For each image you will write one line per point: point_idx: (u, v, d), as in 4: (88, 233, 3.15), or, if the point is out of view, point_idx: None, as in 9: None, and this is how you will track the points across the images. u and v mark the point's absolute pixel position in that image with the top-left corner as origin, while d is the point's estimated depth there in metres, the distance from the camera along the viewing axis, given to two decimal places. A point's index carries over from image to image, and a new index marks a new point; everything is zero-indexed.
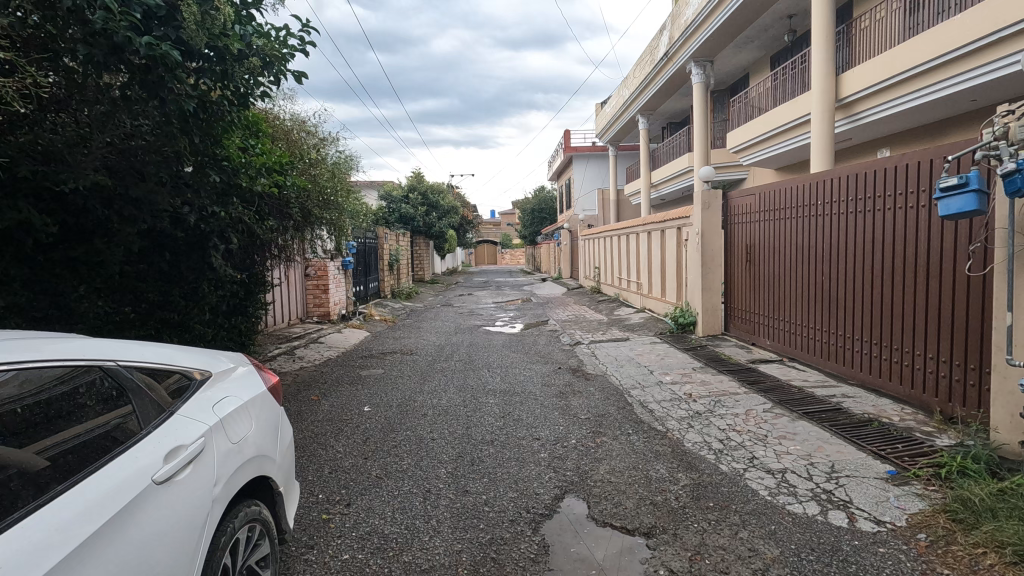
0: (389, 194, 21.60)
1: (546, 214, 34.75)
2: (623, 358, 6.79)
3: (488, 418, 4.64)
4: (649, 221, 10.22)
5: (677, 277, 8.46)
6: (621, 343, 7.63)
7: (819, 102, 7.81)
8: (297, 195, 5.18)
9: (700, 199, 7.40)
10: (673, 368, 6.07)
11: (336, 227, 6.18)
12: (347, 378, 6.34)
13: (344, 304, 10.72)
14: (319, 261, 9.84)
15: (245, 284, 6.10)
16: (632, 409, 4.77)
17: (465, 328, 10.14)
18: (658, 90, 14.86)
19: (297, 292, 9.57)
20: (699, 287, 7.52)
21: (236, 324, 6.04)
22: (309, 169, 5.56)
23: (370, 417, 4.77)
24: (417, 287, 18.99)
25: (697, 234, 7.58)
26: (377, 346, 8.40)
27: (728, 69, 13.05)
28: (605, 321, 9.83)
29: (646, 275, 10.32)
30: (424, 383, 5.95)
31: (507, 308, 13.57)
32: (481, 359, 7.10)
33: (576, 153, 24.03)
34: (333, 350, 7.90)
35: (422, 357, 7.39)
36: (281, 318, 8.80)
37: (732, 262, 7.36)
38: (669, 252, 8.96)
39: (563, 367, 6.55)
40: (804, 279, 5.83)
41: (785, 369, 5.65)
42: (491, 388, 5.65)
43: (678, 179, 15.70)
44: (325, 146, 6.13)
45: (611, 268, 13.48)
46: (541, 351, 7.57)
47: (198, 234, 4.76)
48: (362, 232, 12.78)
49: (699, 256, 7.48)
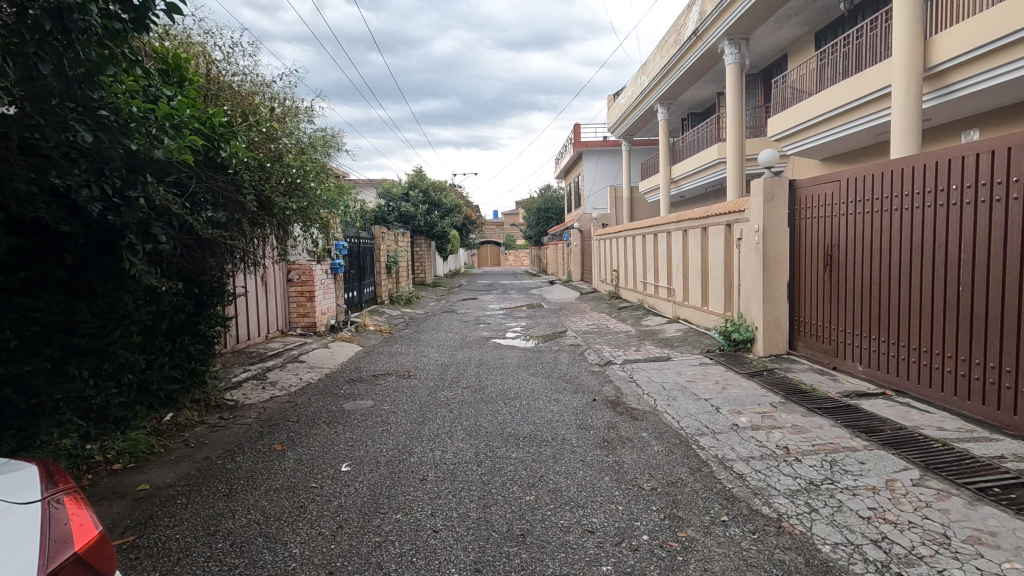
0: (387, 191, 20.26)
1: (552, 213, 33.39)
2: (672, 387, 5.41)
3: (514, 488, 3.30)
4: (682, 217, 8.88)
5: (726, 283, 7.11)
6: (663, 365, 6.26)
7: (901, 72, 6.47)
8: (252, 177, 3.86)
9: (761, 190, 6.06)
10: (745, 403, 4.67)
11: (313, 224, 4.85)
12: (326, 415, 4.99)
13: (333, 312, 9.39)
14: (303, 264, 8.54)
15: (193, 296, 4.75)
16: (713, 472, 3.43)
17: (472, 342, 8.79)
18: (683, 76, 13.51)
19: (276, 300, 8.25)
20: (759, 295, 6.15)
21: (181, 346, 4.70)
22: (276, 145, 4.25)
23: (348, 482, 3.44)
24: (418, 291, 17.63)
25: (755, 232, 6.23)
26: (369, 367, 7.04)
27: (765, 49, 11.72)
28: (634, 334, 8.47)
29: (679, 281, 8.96)
30: (424, 424, 4.61)
31: (517, 316, 12.21)
32: (493, 387, 5.75)
33: (586, 148, 22.66)
34: (313, 373, 6.56)
35: (422, 383, 6.04)
36: (254, 330, 7.50)
37: (799, 266, 6.04)
38: (712, 253, 7.61)
39: (599, 398, 5.21)
40: (916, 289, 4.51)
41: (898, 407, 4.30)
42: (511, 432, 4.31)
43: (703, 174, 14.33)
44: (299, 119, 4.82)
45: (633, 272, 12.11)
46: (567, 375, 6.22)
47: (111, 230, 3.44)
48: (355, 232, 11.45)
49: (759, 258, 6.12)
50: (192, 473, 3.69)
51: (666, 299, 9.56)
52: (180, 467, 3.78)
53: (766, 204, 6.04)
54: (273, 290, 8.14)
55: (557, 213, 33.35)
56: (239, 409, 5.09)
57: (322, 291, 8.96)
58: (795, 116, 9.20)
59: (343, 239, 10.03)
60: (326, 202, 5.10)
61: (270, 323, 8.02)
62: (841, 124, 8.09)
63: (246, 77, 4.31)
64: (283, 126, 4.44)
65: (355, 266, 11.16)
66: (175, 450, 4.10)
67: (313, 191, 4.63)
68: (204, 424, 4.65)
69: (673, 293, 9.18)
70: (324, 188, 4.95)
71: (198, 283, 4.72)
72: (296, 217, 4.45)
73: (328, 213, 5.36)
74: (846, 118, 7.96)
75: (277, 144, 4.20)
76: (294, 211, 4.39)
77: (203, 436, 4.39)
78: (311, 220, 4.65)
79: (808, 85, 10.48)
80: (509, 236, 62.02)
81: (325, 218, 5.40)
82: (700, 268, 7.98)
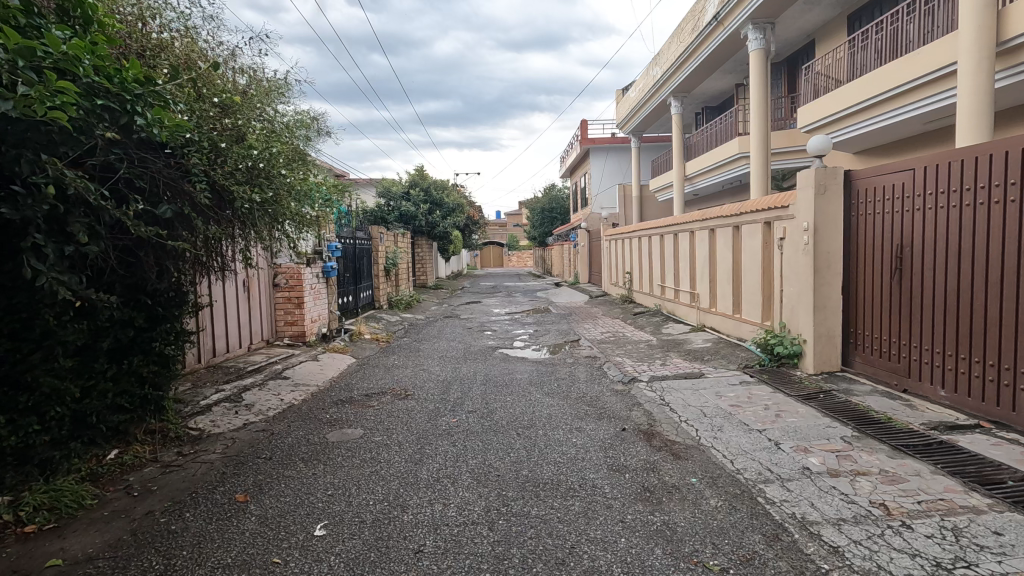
0: (387, 190, 19.44)
1: (556, 213, 32.58)
2: (714, 413, 4.59)
3: (540, 567, 2.50)
4: (708, 215, 8.05)
5: (763, 289, 6.32)
6: (698, 384, 5.44)
7: (969, 48, 5.64)
8: (203, 161, 3.06)
9: (812, 181, 5.24)
10: (810, 437, 3.85)
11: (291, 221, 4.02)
12: (306, 449, 4.19)
13: (325, 320, 8.60)
14: (290, 267, 7.78)
15: (144, 307, 3.94)
16: (797, 543, 2.62)
17: (477, 352, 7.98)
18: (701, 65, 12.69)
19: (260, 307, 7.47)
20: (808, 303, 5.32)
21: (131, 368, 3.90)
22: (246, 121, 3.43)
23: (320, 556, 2.64)
24: (419, 294, 16.83)
25: (803, 230, 5.40)
26: (361, 384, 6.23)
27: (792, 34, 10.88)
28: (656, 345, 7.65)
29: (704, 285, 8.16)
30: (421, 464, 3.80)
31: (525, 322, 11.38)
32: (502, 412, 4.94)
33: (593, 145, 21.83)
34: (298, 392, 5.78)
35: (420, 407, 5.23)
36: (233, 341, 6.72)
37: (854, 269, 5.21)
38: (746, 255, 6.81)
39: (630, 428, 4.41)
40: (1018, 296, 3.66)
41: (1006, 446, 3.48)
42: (528, 477, 3.51)
43: (721, 171, 13.52)
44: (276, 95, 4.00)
45: (648, 275, 11.30)
46: (587, 396, 5.41)
47: (13, 226, 2.66)
48: (350, 232, 10.65)
49: (809, 260, 5.29)
50: (125, 538, 2.89)
51: (689, 305, 8.76)
52: (111, 529, 2.97)
53: (817, 197, 5.22)
54: (257, 295, 7.37)
55: (562, 214, 32.50)
56: (203, 442, 4.29)
57: (313, 297, 8.18)
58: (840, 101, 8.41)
59: (336, 239, 9.24)
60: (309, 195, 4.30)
61: (253, 333, 7.25)
62: (904, 104, 7.22)
63: (206, 40, 3.52)
64: (252, 100, 3.60)
65: (350, 269, 10.36)
66: (112, 501, 3.30)
67: (291, 180, 3.80)
68: (156, 463, 3.85)
69: (697, 299, 8.38)
70: (304, 179, 4.12)
71: (149, 292, 3.92)
72: (270, 211, 3.61)
73: (311, 209, 4.56)
74: (910, 98, 7.11)
75: (240, 118, 3.35)
76: (266, 204, 3.55)
77: (150, 481, 3.59)
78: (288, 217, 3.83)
79: (840, 73, 9.64)
80: (511, 237, 61.20)
81: (306, 216, 4.59)
82: (731, 272, 7.19)
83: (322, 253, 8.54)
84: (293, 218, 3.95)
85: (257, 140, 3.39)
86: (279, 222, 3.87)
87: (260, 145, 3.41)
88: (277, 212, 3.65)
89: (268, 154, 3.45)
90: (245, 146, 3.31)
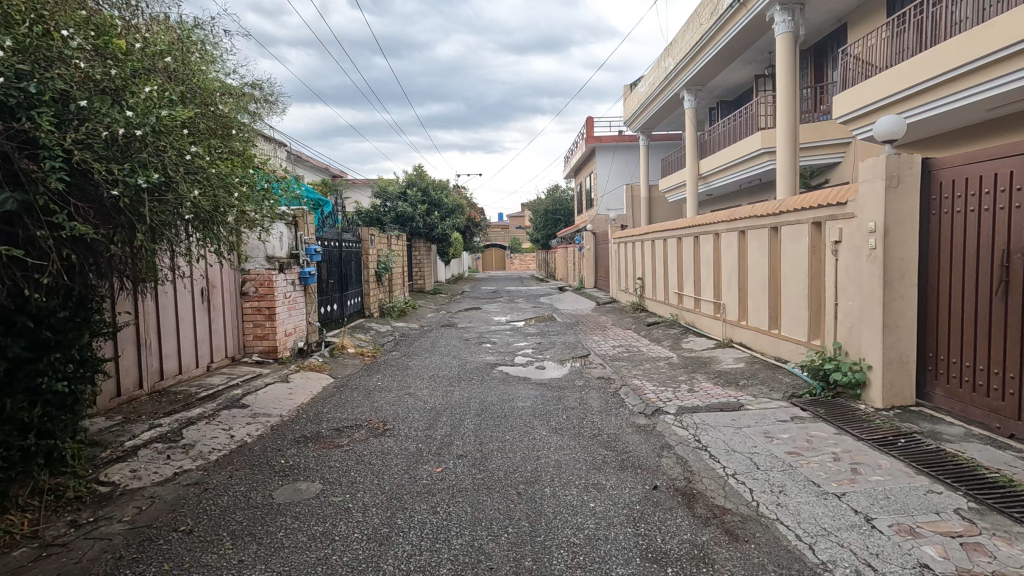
0: (383, 190, 18.54)
1: (560, 215, 31.60)
2: (769, 465, 3.60)
3: None
4: (736, 214, 7.05)
5: (809, 302, 5.34)
6: (740, 419, 4.45)
7: None
8: (43, 119, 2.08)
9: (881, 172, 4.26)
10: (913, 511, 2.86)
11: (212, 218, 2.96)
12: (241, 517, 3.19)
13: (303, 332, 7.63)
14: (260, 272, 6.82)
15: (22, 332, 3.00)
16: None
17: (473, 371, 7.01)
18: (719, 52, 11.72)
19: (223, 319, 6.52)
20: (876, 322, 4.33)
21: (3, 414, 2.93)
22: (137, 90, 2.45)
23: None
24: (415, 300, 15.86)
25: (869, 233, 4.41)
26: (333, 414, 5.24)
27: (823, 16, 9.89)
28: (678, 364, 6.65)
29: (731, 295, 7.18)
30: (389, 545, 2.81)
31: (527, 332, 10.39)
32: (499, 459, 3.95)
33: (599, 143, 20.83)
34: (254, 426, 4.80)
35: (398, 449, 4.24)
36: (184, 360, 5.78)
37: (936, 281, 4.19)
38: (784, 261, 5.83)
39: (663, 487, 3.42)
40: None
41: None
42: (531, 573, 2.53)
43: (739, 169, 12.52)
44: (198, 60, 3.06)
45: (662, 282, 10.32)
46: (604, 434, 4.43)
47: None
48: (336, 234, 9.68)
49: (878, 269, 4.30)
50: None
51: (712, 317, 7.76)
52: None
53: (888, 192, 4.23)
54: (219, 306, 6.42)
55: (566, 215, 31.55)
56: (112, 503, 3.32)
57: (288, 308, 7.22)
58: (907, 79, 7.33)
59: (316, 241, 8.28)
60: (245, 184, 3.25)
61: (213, 350, 6.31)
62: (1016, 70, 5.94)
63: None
64: (140, 57, 2.61)
65: (335, 274, 9.41)
66: None
67: (208, 165, 2.74)
68: (34, 543, 2.87)
69: (723, 311, 7.38)
70: (228, 163, 3.10)
71: (30, 311, 2.96)
72: (167, 206, 2.55)
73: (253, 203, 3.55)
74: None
75: (106, 71, 2.34)
76: (160, 194, 2.49)
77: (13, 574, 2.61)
78: (209, 213, 2.77)
79: (877, 59, 8.63)
80: (514, 239, 60.22)
81: (247, 213, 3.60)
82: (766, 281, 6.20)
83: (299, 256, 7.58)
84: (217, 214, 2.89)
85: (136, 106, 2.34)
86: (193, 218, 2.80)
87: (139, 113, 2.34)
88: (184, 206, 2.58)
89: (152, 122, 2.38)
90: (110, 107, 2.26)
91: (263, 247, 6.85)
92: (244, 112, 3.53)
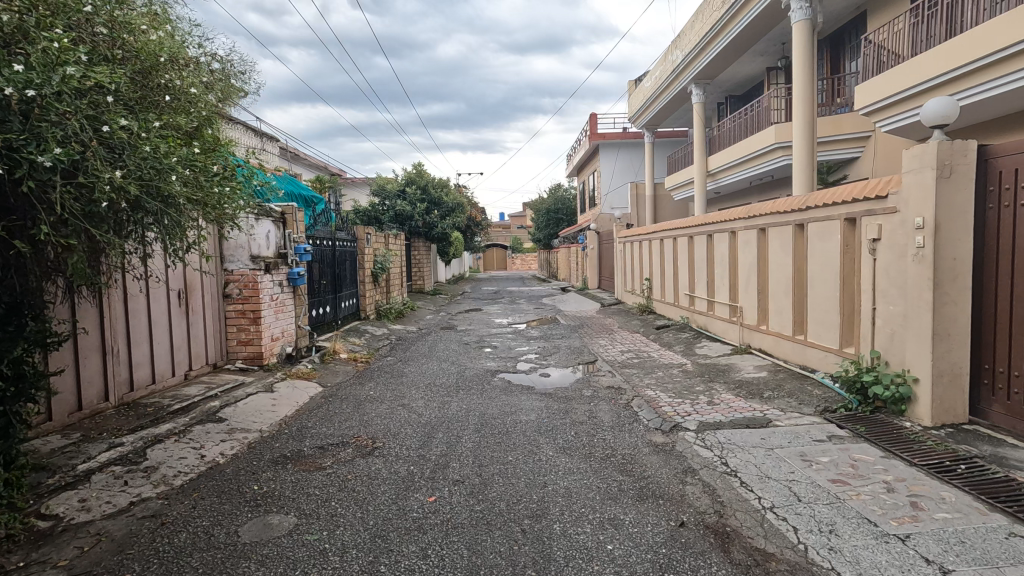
0: (381, 188, 18.08)
1: (563, 215, 31.11)
2: (811, 495, 3.13)
3: None
4: (754, 210, 6.59)
5: (841, 305, 4.86)
6: (771, 439, 3.97)
7: None
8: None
9: (931, 161, 3.77)
10: (997, 562, 2.38)
11: (151, 206, 2.78)
12: (198, 561, 2.71)
13: (291, 337, 7.16)
14: (244, 273, 6.37)
15: None
16: None
17: (473, 379, 6.54)
18: (730, 43, 11.23)
19: (204, 324, 6.06)
20: (924, 330, 3.86)
21: None
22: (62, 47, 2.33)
23: None
24: (414, 302, 15.39)
25: (915, 229, 3.94)
26: (317, 429, 4.77)
27: (842, 3, 9.41)
28: (693, 372, 6.16)
29: (749, 297, 6.70)
30: None
31: (530, 336, 9.91)
32: (500, 486, 3.47)
33: (603, 140, 20.32)
34: (230, 443, 4.33)
35: (385, 472, 3.77)
36: (158, 368, 5.31)
37: (994, 284, 3.71)
38: (811, 261, 5.36)
39: (690, 522, 2.95)
40: None
41: None
42: None
43: (749, 165, 12.05)
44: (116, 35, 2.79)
45: (671, 283, 9.85)
46: (618, 455, 3.96)
47: None
48: (329, 233, 9.21)
49: (927, 270, 3.82)
50: None
51: (727, 320, 7.29)
52: None
53: (939, 183, 3.75)
54: (199, 310, 5.97)
55: (568, 215, 31.06)
56: (51, 542, 2.86)
57: (275, 313, 6.77)
58: (953, 59, 6.77)
59: (306, 240, 7.82)
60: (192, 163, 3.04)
61: (193, 356, 5.85)
62: None
63: None
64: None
65: (327, 275, 8.94)
66: None
67: (138, 139, 2.59)
68: None
69: (739, 314, 6.91)
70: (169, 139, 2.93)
71: None
72: (85, 191, 2.41)
73: (208, 188, 3.19)
74: None
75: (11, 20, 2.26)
76: (76, 176, 2.36)
77: None
78: (145, 200, 2.66)
79: (900, 47, 8.14)
80: (516, 239, 59.72)
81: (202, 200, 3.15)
82: (790, 283, 5.72)
83: (290, 257, 7.16)
84: (155, 198, 2.73)
85: (32, 62, 2.17)
86: (126, 204, 2.66)
87: (41, 70, 2.19)
88: (109, 187, 2.42)
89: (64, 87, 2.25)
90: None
91: (247, 245, 6.38)
92: (188, 85, 3.23)
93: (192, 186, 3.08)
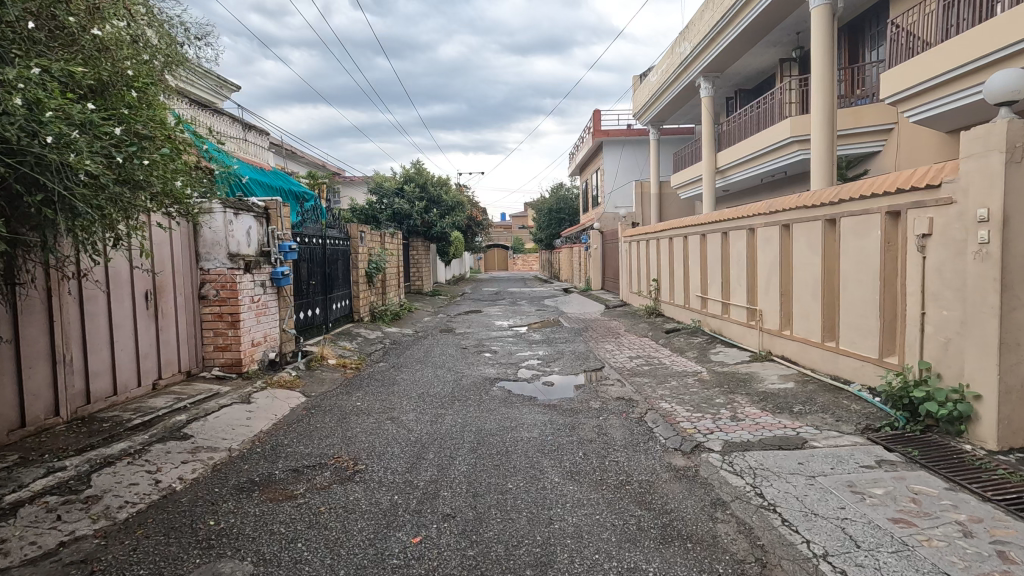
0: (379, 186, 17.60)
1: (565, 214, 30.58)
2: (869, 540, 2.61)
3: None
4: (776, 205, 6.05)
5: (882, 309, 4.33)
6: (811, 464, 3.45)
7: None
8: None
9: (1000, 142, 3.24)
10: None
11: (46, 188, 2.27)
12: None
13: (275, 342, 6.65)
14: (220, 272, 5.86)
15: None
16: None
17: (469, 389, 6.02)
18: (742, 32, 10.71)
19: (176, 329, 5.55)
20: (990, 340, 3.33)
21: None
22: None
23: None
24: (412, 303, 14.88)
25: (977, 222, 3.40)
26: (293, 448, 4.25)
27: None
28: (711, 382, 5.63)
29: (770, 300, 6.17)
30: None
31: (531, 339, 9.38)
32: (497, 524, 2.94)
33: (607, 137, 19.80)
34: (192, 466, 3.80)
35: (364, 504, 3.24)
36: (120, 378, 4.79)
37: None
38: (845, 259, 4.82)
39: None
40: None
41: None
42: None
43: (761, 161, 11.52)
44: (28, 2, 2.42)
45: (680, 284, 9.31)
46: (634, 481, 3.45)
47: None
48: (318, 230, 8.70)
49: (995, 270, 3.29)
50: None
51: (745, 325, 6.75)
52: None
53: (1008, 168, 3.23)
54: (170, 312, 5.46)
55: (570, 215, 30.54)
56: None
57: (256, 316, 6.26)
58: (998, 39, 6.10)
59: (292, 238, 7.31)
60: (113, 135, 2.52)
61: (162, 364, 5.33)
62: None
63: None
64: None
65: (317, 275, 8.43)
66: None
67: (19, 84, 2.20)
68: None
69: (759, 318, 6.37)
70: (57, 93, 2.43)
71: None
72: None
73: (138, 167, 2.69)
74: None
75: None
76: None
77: None
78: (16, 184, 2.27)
79: (925, 32, 7.60)
80: (517, 239, 59.18)
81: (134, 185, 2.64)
82: (820, 285, 5.19)
83: (275, 256, 6.67)
84: (56, 179, 2.24)
85: None
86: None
87: None
88: None
89: None
90: None
91: (224, 242, 5.87)
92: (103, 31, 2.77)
93: (111, 164, 2.57)
